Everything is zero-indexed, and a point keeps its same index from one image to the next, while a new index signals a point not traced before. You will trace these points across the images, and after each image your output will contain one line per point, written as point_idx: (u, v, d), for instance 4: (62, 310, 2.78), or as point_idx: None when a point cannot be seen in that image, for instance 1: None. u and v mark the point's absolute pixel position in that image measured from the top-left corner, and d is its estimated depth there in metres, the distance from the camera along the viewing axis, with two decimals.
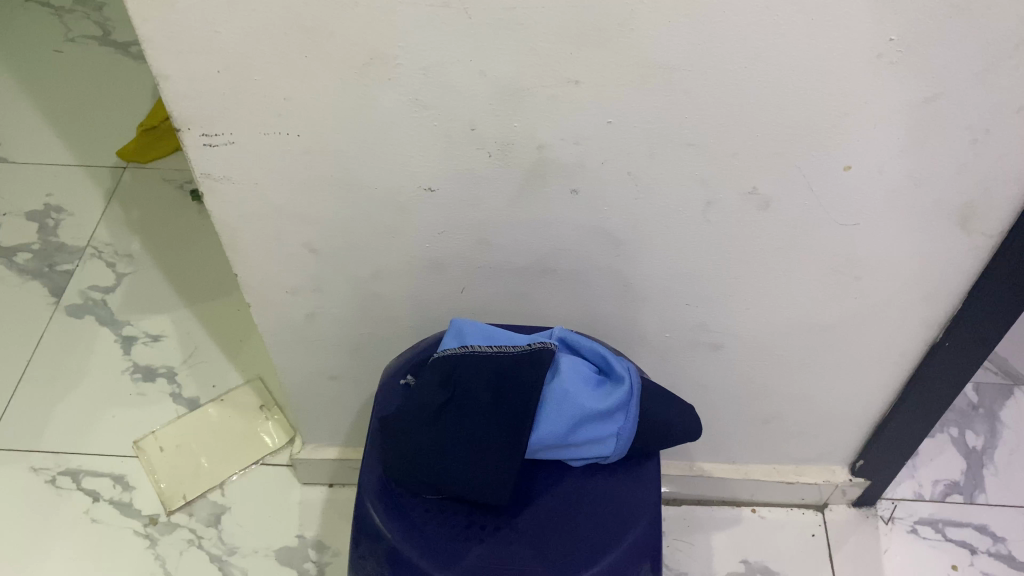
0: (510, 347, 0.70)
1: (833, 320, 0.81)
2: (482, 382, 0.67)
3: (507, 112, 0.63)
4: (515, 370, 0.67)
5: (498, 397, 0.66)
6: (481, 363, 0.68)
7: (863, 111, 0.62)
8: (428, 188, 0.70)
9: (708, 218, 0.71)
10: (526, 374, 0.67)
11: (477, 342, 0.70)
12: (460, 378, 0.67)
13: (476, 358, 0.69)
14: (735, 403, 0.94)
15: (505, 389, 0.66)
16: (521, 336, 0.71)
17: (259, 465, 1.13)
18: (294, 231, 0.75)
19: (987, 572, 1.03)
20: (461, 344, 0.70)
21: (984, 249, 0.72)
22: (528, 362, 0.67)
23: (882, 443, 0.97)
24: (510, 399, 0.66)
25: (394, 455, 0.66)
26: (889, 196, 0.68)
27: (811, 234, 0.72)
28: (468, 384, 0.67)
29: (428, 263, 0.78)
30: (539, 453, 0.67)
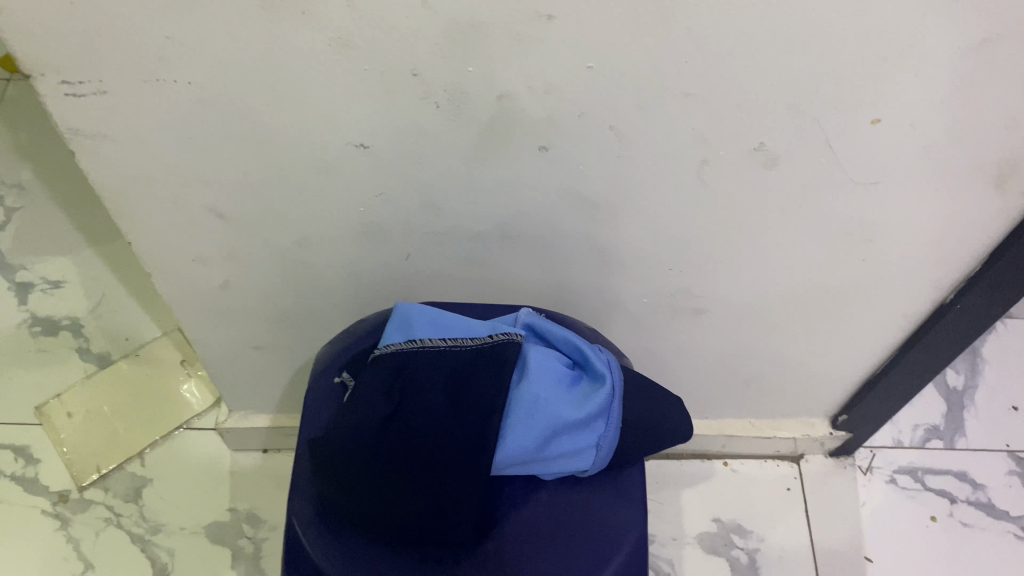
0: (468, 342, 0.59)
1: (832, 283, 0.71)
2: (435, 388, 0.56)
3: (459, 53, 0.49)
4: (474, 372, 0.57)
5: (455, 406, 0.56)
6: (433, 363, 0.58)
7: (907, 54, 0.49)
8: (361, 144, 0.57)
9: (702, 178, 0.59)
10: (488, 377, 0.56)
11: (427, 335, 0.59)
12: (408, 384, 0.57)
13: (427, 357, 0.58)
14: (714, 362, 0.85)
15: (463, 397, 0.56)
16: (480, 325, 0.61)
17: (183, 429, 1.01)
18: (196, 194, 0.61)
19: (966, 522, 0.99)
20: (407, 339, 0.59)
21: (1017, 208, 0.62)
22: (490, 361, 0.57)
23: (869, 400, 0.89)
24: (470, 409, 0.55)
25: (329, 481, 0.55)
26: (920, 152, 0.57)
27: (821, 195, 0.61)
28: (418, 390, 0.56)
29: (364, 228, 0.65)
30: (504, 471, 0.56)
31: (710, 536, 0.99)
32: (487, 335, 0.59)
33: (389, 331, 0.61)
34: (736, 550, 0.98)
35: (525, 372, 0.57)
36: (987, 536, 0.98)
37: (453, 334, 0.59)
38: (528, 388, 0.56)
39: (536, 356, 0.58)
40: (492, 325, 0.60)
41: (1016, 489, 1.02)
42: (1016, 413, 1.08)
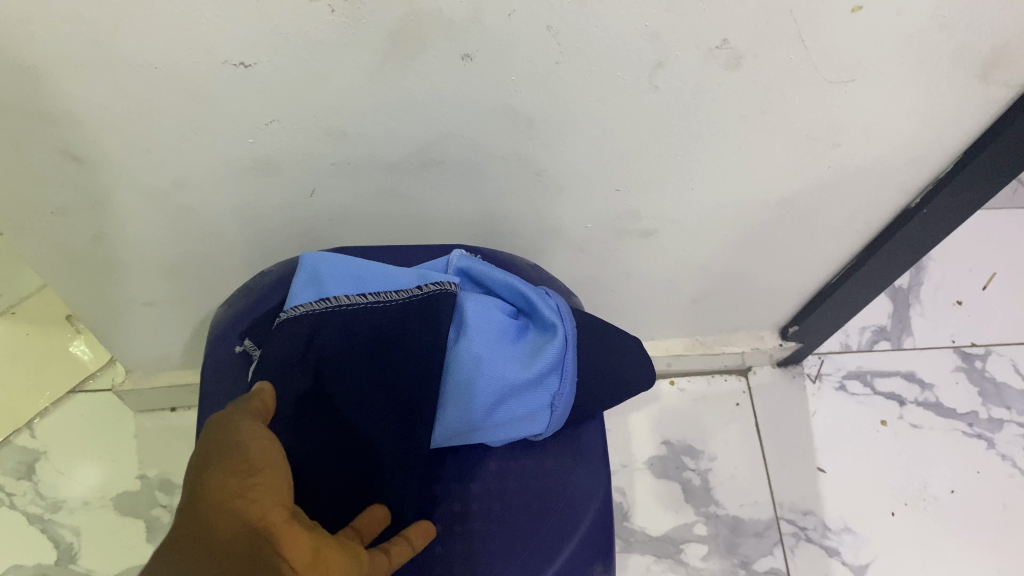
0: (391, 295, 0.50)
1: (793, 194, 0.65)
2: (358, 358, 0.49)
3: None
4: (402, 332, 0.49)
5: (385, 378, 0.48)
6: (352, 325, 0.49)
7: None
8: (243, 63, 0.46)
9: (656, 84, 0.50)
10: (419, 340, 0.48)
11: (342, 291, 0.50)
12: (326, 354, 0.49)
13: (344, 319, 0.49)
14: (662, 282, 0.78)
15: (392, 367, 0.48)
16: (405, 272, 0.52)
17: (76, 393, 0.91)
18: (43, 135, 0.49)
19: (916, 423, 0.97)
20: (320, 297, 0.50)
21: (999, 101, 0.55)
22: (419, 319, 0.49)
23: (823, 309, 0.84)
24: (402, 380, 0.48)
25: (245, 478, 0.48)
26: (903, 44, 0.49)
27: (788, 98, 0.53)
28: (339, 363, 0.49)
29: (256, 163, 0.54)
30: (448, 442, 0.50)
31: (660, 461, 0.94)
32: (414, 286, 0.51)
33: (298, 286, 0.51)
34: (688, 472, 0.94)
35: (463, 328, 0.50)
36: (936, 436, 0.96)
37: (373, 288, 0.51)
38: (468, 348, 0.49)
39: (474, 307, 0.50)
40: (419, 273, 0.52)
41: (962, 386, 1.00)
42: (960, 307, 1.06)
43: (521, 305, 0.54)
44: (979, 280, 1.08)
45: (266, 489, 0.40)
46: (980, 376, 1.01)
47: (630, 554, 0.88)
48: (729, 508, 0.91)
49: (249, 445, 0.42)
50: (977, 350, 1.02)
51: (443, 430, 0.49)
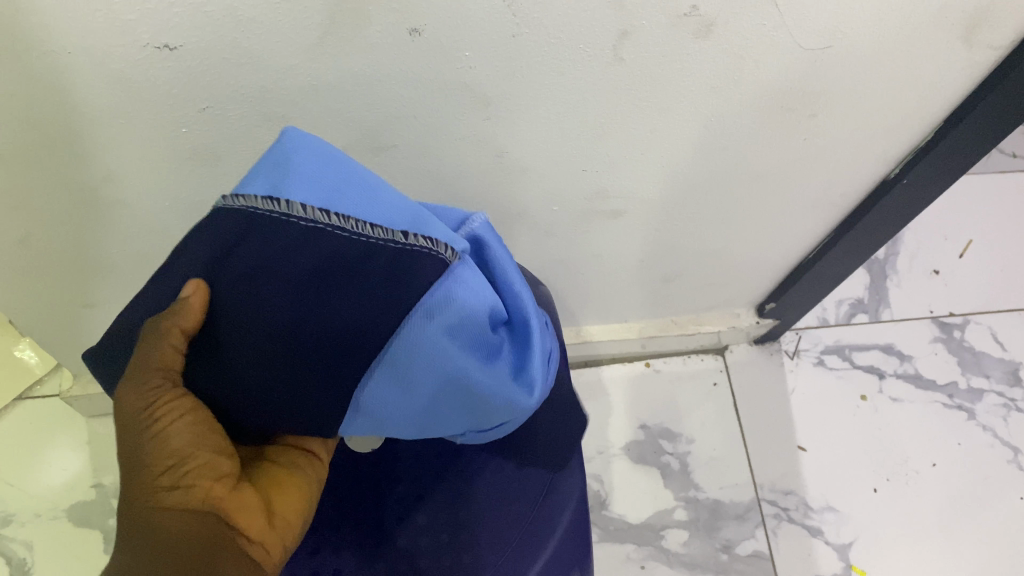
0: (367, 233, 0.39)
1: (767, 169, 0.62)
2: (272, 299, 0.38)
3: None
4: (338, 291, 0.38)
5: (288, 345, 0.38)
6: (291, 252, 0.38)
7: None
8: (168, 45, 0.41)
9: (620, 56, 0.47)
10: (356, 311, 0.38)
11: (304, 197, 0.39)
12: (239, 284, 0.38)
13: (289, 238, 0.38)
14: (634, 262, 0.75)
15: (304, 335, 0.38)
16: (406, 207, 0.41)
17: (24, 401, 0.86)
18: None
19: (896, 397, 0.95)
20: (270, 194, 0.39)
21: (982, 65, 0.52)
22: (374, 288, 0.38)
23: (799, 286, 0.82)
24: (300, 361, 0.38)
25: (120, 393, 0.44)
26: (883, 6, 0.46)
27: (762, 67, 0.49)
28: (247, 299, 0.38)
29: (192, 153, 0.50)
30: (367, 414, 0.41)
31: (637, 445, 0.92)
32: (399, 233, 0.39)
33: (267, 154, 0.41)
34: (666, 456, 0.91)
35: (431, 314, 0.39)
36: (916, 409, 0.95)
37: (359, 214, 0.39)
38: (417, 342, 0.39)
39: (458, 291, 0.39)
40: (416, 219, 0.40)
41: (940, 357, 0.98)
42: (937, 276, 1.04)
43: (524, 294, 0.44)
44: (955, 248, 1.06)
45: (202, 477, 0.41)
46: (958, 346, 0.99)
47: (609, 543, 0.86)
48: (709, 491, 0.89)
49: (168, 433, 0.40)
50: (955, 320, 1.01)
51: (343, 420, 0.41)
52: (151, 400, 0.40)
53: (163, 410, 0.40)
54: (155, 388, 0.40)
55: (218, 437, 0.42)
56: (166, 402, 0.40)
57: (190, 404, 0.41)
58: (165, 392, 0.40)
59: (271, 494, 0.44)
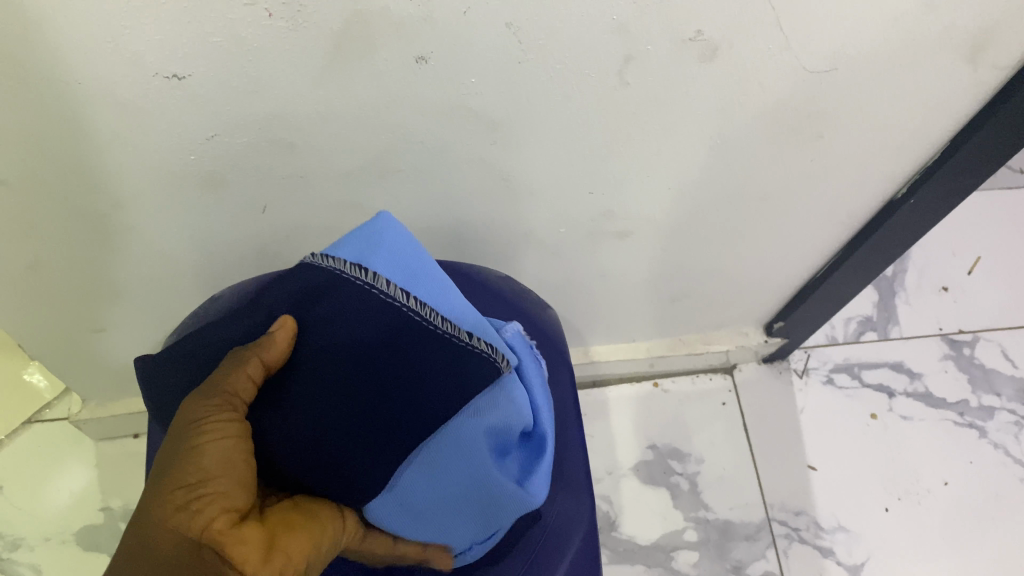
0: (434, 321, 0.46)
1: (773, 189, 0.62)
2: (344, 367, 0.44)
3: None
4: (391, 364, 0.44)
5: (347, 413, 0.43)
6: (366, 326, 0.45)
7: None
8: (174, 73, 0.42)
9: (625, 80, 0.47)
10: (414, 394, 0.44)
11: (386, 274, 0.46)
12: (318, 347, 0.44)
13: (365, 308, 0.45)
14: (641, 282, 0.75)
15: (364, 406, 0.43)
16: (465, 313, 0.48)
17: (33, 424, 0.86)
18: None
19: (906, 416, 0.95)
20: (357, 262, 0.46)
21: (987, 85, 0.52)
22: (434, 376, 0.44)
23: (807, 305, 0.82)
24: (351, 437, 0.43)
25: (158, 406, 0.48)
26: (887, 28, 0.46)
27: (767, 88, 0.50)
28: (320, 362, 0.44)
29: (200, 179, 0.51)
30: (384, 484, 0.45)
31: (646, 466, 0.91)
32: (461, 331, 0.47)
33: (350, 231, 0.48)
34: (676, 477, 0.91)
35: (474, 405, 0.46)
36: (927, 428, 0.94)
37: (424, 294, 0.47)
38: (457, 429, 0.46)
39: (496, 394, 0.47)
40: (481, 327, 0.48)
41: (951, 374, 0.98)
42: (946, 293, 1.04)
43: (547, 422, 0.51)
44: (964, 265, 1.06)
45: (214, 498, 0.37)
46: (968, 363, 0.99)
47: (618, 564, 0.86)
48: (719, 511, 0.89)
49: (202, 448, 0.39)
50: (964, 338, 1.00)
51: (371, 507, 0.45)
52: (200, 414, 0.40)
53: (207, 424, 0.40)
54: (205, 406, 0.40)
55: (245, 472, 0.39)
56: (212, 419, 0.40)
57: (234, 432, 0.40)
58: (219, 413, 0.41)
59: (281, 537, 0.38)
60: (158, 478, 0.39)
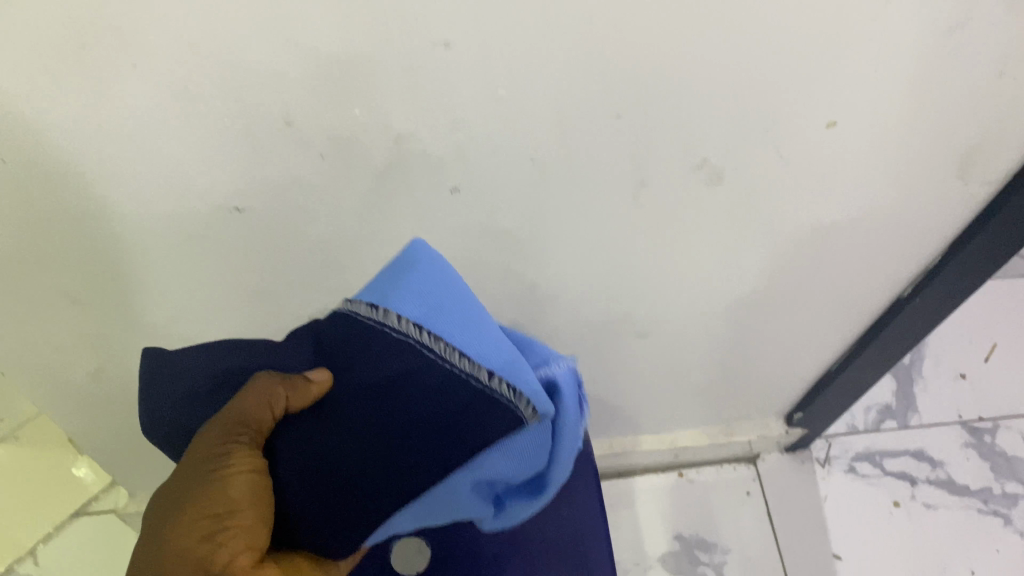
0: (453, 360, 0.41)
1: (783, 291, 0.66)
2: (357, 408, 0.41)
3: (322, 59, 0.39)
4: (395, 412, 0.40)
5: (351, 455, 0.40)
6: (386, 362, 0.41)
7: (878, 32, 0.41)
8: (236, 205, 0.47)
9: (639, 202, 0.52)
10: (424, 440, 0.40)
11: (405, 309, 0.42)
12: (340, 388, 0.42)
13: (379, 350, 0.42)
14: (662, 377, 0.79)
15: (373, 447, 0.41)
16: (499, 348, 0.42)
17: (81, 517, 0.90)
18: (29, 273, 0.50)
19: (930, 503, 0.96)
20: (374, 302, 0.42)
21: (979, 198, 0.56)
22: (446, 421, 0.40)
23: (824, 397, 0.84)
24: (357, 478, 0.40)
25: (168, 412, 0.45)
26: (879, 152, 0.50)
27: (771, 206, 0.54)
28: (334, 402, 0.42)
29: (254, 295, 0.56)
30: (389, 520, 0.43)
31: (672, 556, 0.93)
32: (484, 372, 0.41)
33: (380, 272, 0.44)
34: (702, 567, 0.92)
35: (497, 452, 0.41)
36: (951, 516, 0.95)
37: (441, 330, 0.41)
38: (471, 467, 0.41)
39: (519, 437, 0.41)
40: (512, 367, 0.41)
41: (972, 462, 0.99)
42: (964, 380, 1.06)
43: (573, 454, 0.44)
44: (980, 352, 1.08)
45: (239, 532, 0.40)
46: (990, 450, 1.00)
47: None
48: None
49: (230, 481, 0.40)
50: (985, 425, 1.02)
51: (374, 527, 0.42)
52: (227, 444, 0.40)
53: (235, 456, 0.40)
54: (238, 442, 0.40)
55: (268, 504, 0.41)
56: (240, 453, 0.40)
57: (259, 466, 0.41)
58: (244, 448, 0.41)
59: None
60: (184, 490, 0.40)
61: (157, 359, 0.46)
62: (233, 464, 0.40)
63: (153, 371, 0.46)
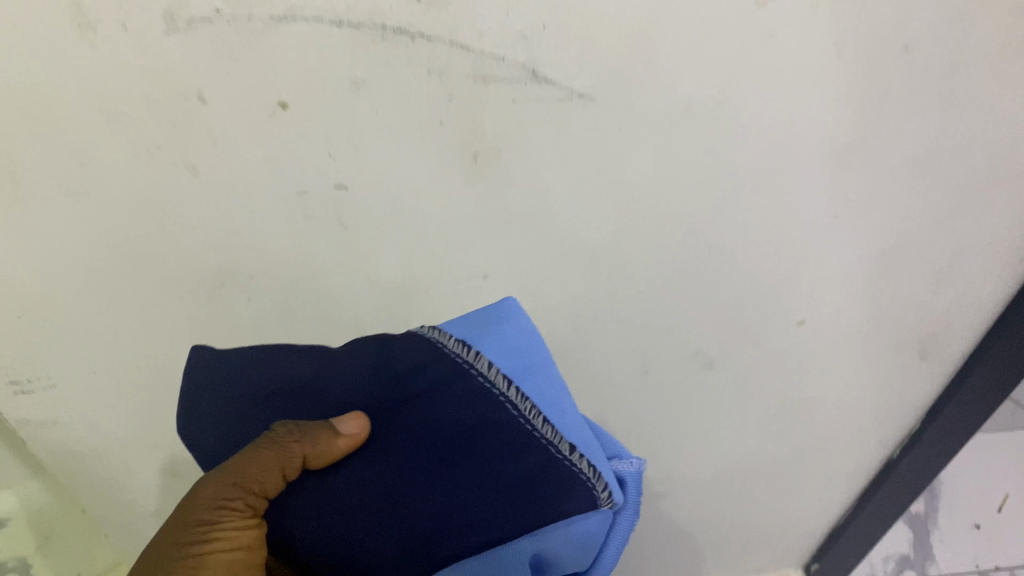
0: (535, 423, 0.38)
1: (783, 454, 0.74)
2: (414, 453, 0.37)
3: (418, 272, 0.50)
4: (458, 466, 0.37)
5: (394, 513, 0.35)
6: (460, 405, 0.38)
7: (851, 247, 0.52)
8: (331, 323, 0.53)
9: (646, 384, 0.62)
10: (486, 501, 0.36)
11: (494, 357, 0.40)
12: (399, 430, 0.38)
13: (450, 397, 0.38)
14: (683, 531, 0.86)
15: (429, 503, 0.35)
16: (577, 427, 0.40)
17: None
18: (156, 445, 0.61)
19: None
20: (464, 341, 0.40)
21: (943, 376, 0.65)
22: (514, 483, 0.36)
23: (836, 549, 0.90)
24: (395, 532, 0.35)
25: (207, 418, 0.42)
26: (846, 342, 0.60)
27: (760, 385, 0.63)
28: (389, 444, 0.37)
29: None
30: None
31: None
32: (565, 444, 0.38)
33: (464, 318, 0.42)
34: None
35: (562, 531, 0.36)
36: None
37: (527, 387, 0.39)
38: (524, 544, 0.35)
39: (585, 523, 0.36)
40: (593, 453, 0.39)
41: None
42: (978, 530, 1.11)
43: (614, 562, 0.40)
44: (992, 502, 1.14)
45: None
46: None
47: None
48: None
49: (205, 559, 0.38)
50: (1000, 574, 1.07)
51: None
52: (212, 516, 0.38)
53: (219, 532, 0.37)
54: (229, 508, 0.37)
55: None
56: (226, 526, 0.37)
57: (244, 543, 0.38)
58: (238, 514, 0.38)
59: None
60: (155, 558, 0.38)
61: (204, 364, 0.44)
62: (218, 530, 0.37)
63: (200, 374, 0.44)
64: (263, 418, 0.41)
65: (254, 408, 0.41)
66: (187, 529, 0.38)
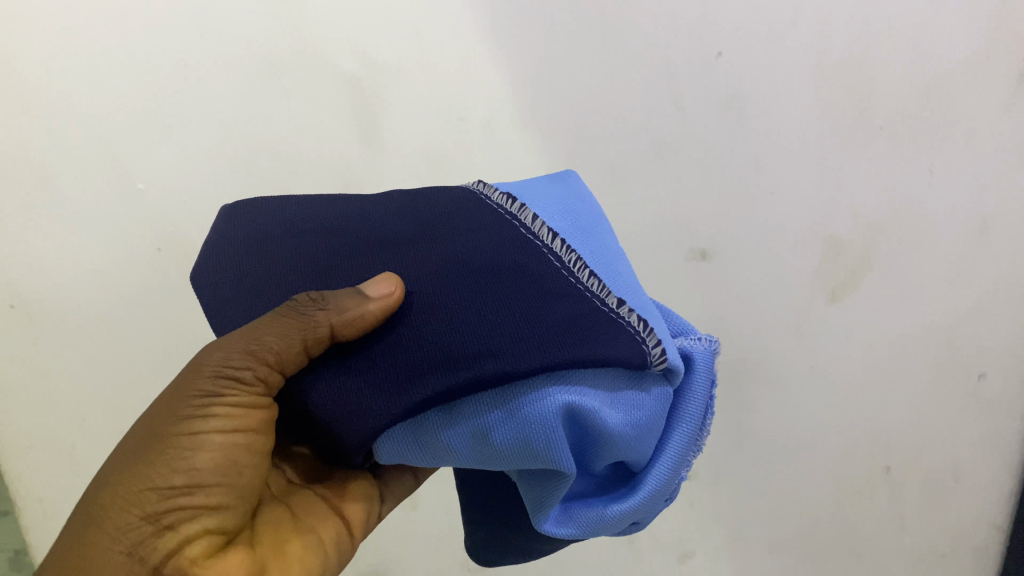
0: (579, 276, 0.29)
1: None
2: (443, 276, 0.28)
3: None
4: (492, 295, 0.27)
5: (397, 348, 0.25)
6: (502, 248, 0.29)
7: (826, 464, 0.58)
8: (241, 60, 0.49)
9: None
10: (523, 331, 0.25)
11: (542, 214, 0.31)
12: (413, 256, 0.29)
13: (491, 236, 0.30)
14: None
15: (450, 333, 0.25)
16: (635, 295, 0.30)
17: None
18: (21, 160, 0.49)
19: None
20: (509, 194, 0.32)
21: None
22: (554, 321, 0.26)
23: None
24: (397, 365, 0.25)
25: (201, 269, 0.30)
26: None
27: None
28: (404, 276, 0.28)
29: None
30: (443, 444, 0.25)
31: None
32: (614, 299, 0.28)
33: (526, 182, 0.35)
34: None
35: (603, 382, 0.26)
36: None
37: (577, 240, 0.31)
38: (562, 413, 0.25)
39: (640, 408, 0.27)
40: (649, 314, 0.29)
41: None
42: None
43: (687, 471, 0.30)
44: None
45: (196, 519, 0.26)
46: None
47: None
48: None
49: (202, 444, 0.26)
50: None
51: (391, 464, 0.26)
52: (212, 389, 0.26)
53: (220, 408, 0.26)
54: (221, 379, 0.26)
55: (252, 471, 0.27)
56: (228, 404, 0.26)
57: (246, 424, 0.27)
58: (243, 394, 0.26)
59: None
60: (137, 448, 0.26)
61: (229, 218, 0.33)
62: (214, 418, 0.26)
63: (230, 215, 0.33)
64: (266, 270, 0.29)
65: (247, 249, 0.30)
66: (176, 406, 0.26)
